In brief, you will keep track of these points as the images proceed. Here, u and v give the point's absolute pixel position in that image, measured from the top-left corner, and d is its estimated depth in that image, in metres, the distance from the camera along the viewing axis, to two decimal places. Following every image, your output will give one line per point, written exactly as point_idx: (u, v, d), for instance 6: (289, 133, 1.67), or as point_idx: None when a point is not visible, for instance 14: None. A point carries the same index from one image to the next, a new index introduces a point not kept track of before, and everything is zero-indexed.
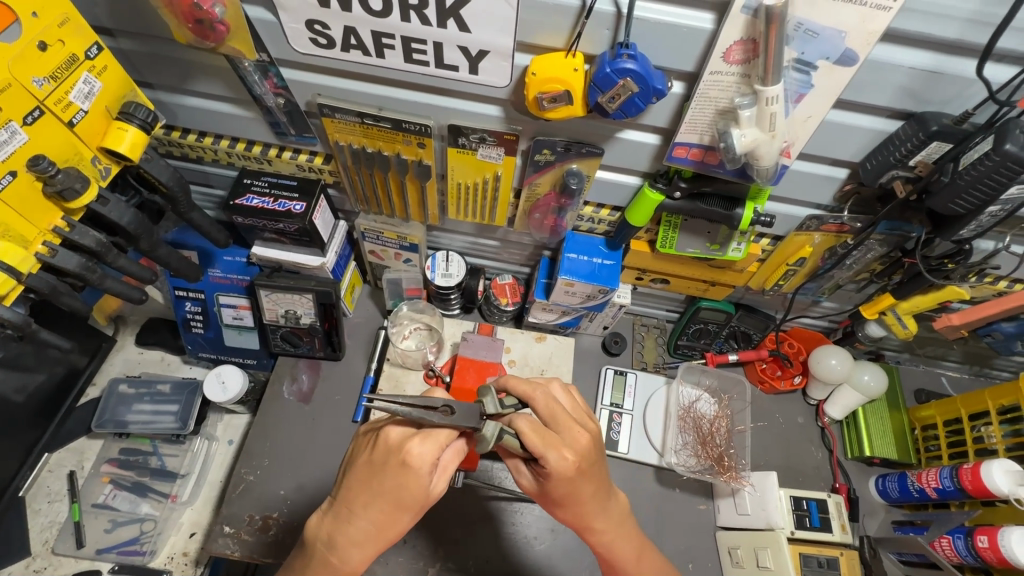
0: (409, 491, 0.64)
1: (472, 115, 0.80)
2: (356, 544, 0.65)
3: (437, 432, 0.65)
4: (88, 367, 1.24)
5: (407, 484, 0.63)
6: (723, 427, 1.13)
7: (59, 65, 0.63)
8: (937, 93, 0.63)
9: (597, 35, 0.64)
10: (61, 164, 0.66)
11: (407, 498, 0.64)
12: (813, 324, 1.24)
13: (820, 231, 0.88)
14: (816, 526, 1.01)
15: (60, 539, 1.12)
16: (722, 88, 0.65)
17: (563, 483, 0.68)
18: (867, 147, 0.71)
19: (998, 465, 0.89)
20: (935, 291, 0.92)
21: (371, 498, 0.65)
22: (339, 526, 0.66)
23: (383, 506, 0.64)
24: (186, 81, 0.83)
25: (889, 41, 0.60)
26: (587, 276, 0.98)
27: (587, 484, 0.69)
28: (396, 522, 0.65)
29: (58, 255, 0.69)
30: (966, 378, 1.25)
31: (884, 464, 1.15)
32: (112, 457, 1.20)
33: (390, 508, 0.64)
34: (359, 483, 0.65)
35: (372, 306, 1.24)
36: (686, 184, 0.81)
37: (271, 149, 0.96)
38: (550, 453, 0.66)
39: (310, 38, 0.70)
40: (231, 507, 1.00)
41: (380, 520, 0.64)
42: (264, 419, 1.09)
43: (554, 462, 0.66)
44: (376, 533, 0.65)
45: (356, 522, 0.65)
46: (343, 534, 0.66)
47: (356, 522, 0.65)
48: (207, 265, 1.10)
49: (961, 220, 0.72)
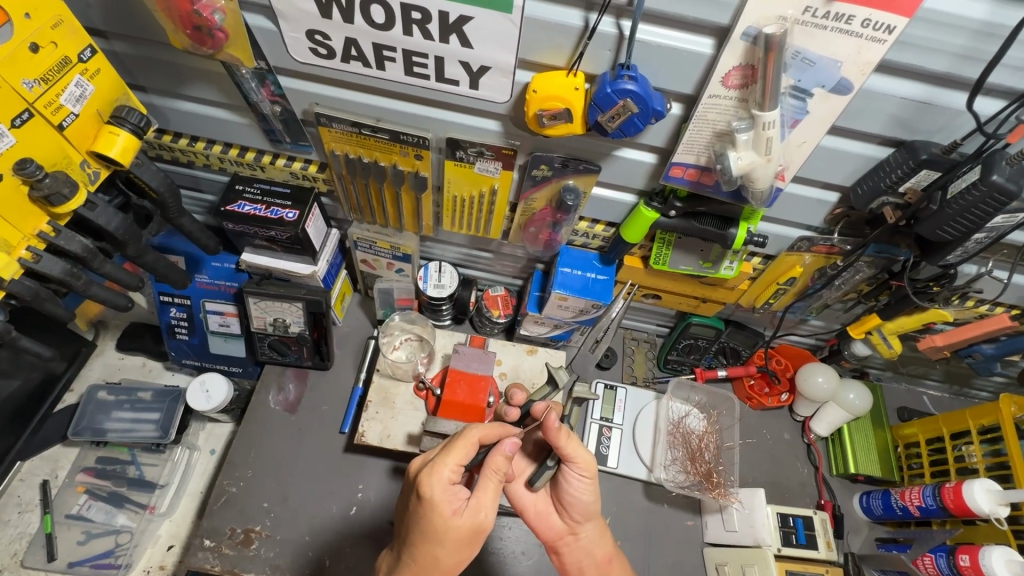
0: (494, 490, 0.75)
1: (471, 129, 0.80)
2: (452, 558, 0.73)
3: (444, 461, 0.72)
4: (66, 373, 1.21)
5: (494, 483, 0.75)
6: (711, 443, 1.13)
7: (51, 68, 0.62)
8: (927, 122, 0.64)
9: (598, 56, 0.65)
10: (49, 168, 0.65)
11: (493, 498, 0.75)
12: (800, 341, 1.25)
13: (811, 251, 0.90)
14: (802, 543, 1.01)
15: (31, 551, 1.08)
16: (720, 111, 0.66)
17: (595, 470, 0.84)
18: (858, 172, 0.73)
19: (979, 484, 0.91)
20: (919, 313, 0.93)
21: (459, 510, 0.73)
22: (428, 548, 0.73)
23: (472, 513, 0.73)
24: (180, 86, 0.82)
25: (882, 71, 0.61)
26: (580, 290, 0.99)
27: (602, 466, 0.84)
28: (433, 556, 0.73)
29: (42, 261, 0.67)
30: (947, 397, 1.27)
31: (868, 481, 1.16)
32: (88, 466, 1.16)
33: (423, 544, 0.73)
34: (439, 509, 0.71)
35: (361, 315, 1.23)
36: (681, 204, 0.81)
37: (264, 156, 0.95)
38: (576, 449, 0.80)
39: (310, 48, 0.70)
40: (212, 519, 0.97)
41: (474, 525, 0.73)
42: (249, 429, 1.06)
43: (581, 455, 0.80)
44: (418, 563, 0.74)
45: (447, 540, 0.72)
46: (438, 552, 0.73)
47: (448, 539, 0.72)
48: (195, 271, 1.08)
49: (948, 246, 0.74)
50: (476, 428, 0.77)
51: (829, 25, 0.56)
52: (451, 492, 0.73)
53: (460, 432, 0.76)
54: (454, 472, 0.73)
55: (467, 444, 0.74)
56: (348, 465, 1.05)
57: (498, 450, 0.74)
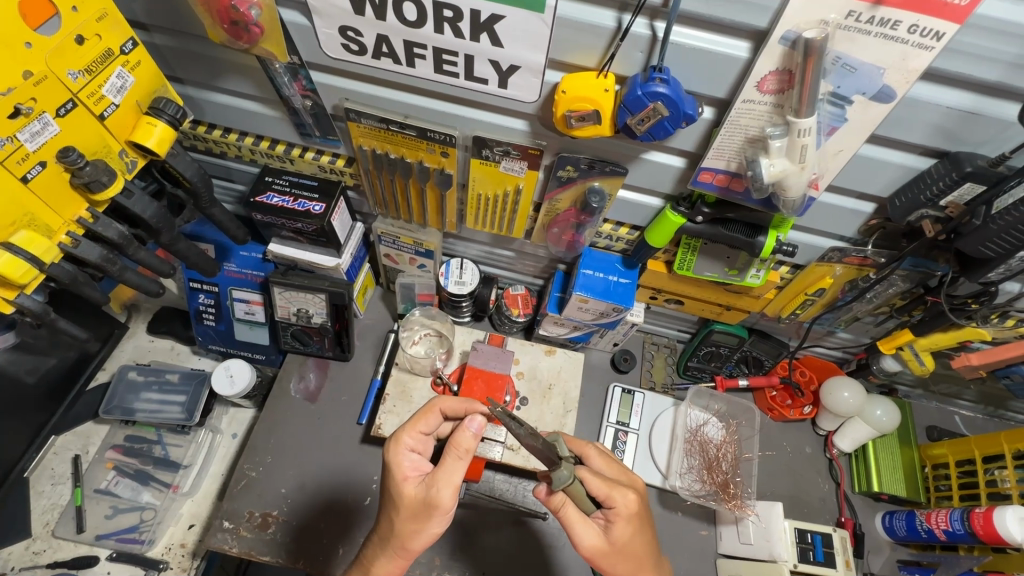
0: (449, 466, 0.71)
1: (499, 128, 0.79)
2: (406, 529, 0.74)
3: (405, 428, 0.78)
4: (99, 352, 1.25)
5: (452, 458, 0.71)
6: (729, 453, 1.11)
7: (95, 59, 0.64)
8: (973, 133, 0.61)
9: (630, 57, 0.64)
10: (90, 156, 0.67)
11: (448, 475, 0.71)
12: (826, 354, 1.22)
13: (842, 262, 0.87)
14: (820, 561, 0.98)
15: (61, 522, 1.12)
16: (753, 116, 0.64)
17: (616, 550, 0.74)
18: (896, 183, 0.71)
19: (1012, 512, 0.87)
20: (955, 330, 0.89)
21: (413, 479, 0.74)
22: (389, 512, 0.76)
23: (425, 485, 0.72)
24: (215, 78, 0.83)
25: (928, 80, 0.59)
26: (602, 293, 0.98)
27: (627, 531, 0.75)
28: (392, 520, 0.75)
29: (81, 246, 0.69)
30: (980, 419, 1.22)
31: (892, 500, 1.13)
32: (116, 444, 1.20)
33: (384, 506, 0.77)
34: (393, 474, 0.75)
35: (383, 308, 1.24)
36: (708, 210, 0.80)
37: (294, 149, 0.96)
38: (578, 528, 0.74)
39: (342, 44, 0.71)
40: (232, 502, 1.00)
41: (426, 497, 0.72)
42: (270, 414, 1.09)
43: (584, 534, 0.74)
44: (382, 531, 0.77)
45: (400, 506, 0.74)
46: (394, 518, 0.75)
47: (403, 505, 0.74)
48: (223, 259, 1.10)
49: (989, 264, 0.71)
50: (442, 400, 0.82)
51: (874, 30, 0.54)
52: (409, 460, 0.76)
53: (426, 403, 0.82)
54: (414, 439, 0.77)
55: (428, 413, 0.79)
56: (364, 456, 1.07)
57: (459, 428, 0.71)
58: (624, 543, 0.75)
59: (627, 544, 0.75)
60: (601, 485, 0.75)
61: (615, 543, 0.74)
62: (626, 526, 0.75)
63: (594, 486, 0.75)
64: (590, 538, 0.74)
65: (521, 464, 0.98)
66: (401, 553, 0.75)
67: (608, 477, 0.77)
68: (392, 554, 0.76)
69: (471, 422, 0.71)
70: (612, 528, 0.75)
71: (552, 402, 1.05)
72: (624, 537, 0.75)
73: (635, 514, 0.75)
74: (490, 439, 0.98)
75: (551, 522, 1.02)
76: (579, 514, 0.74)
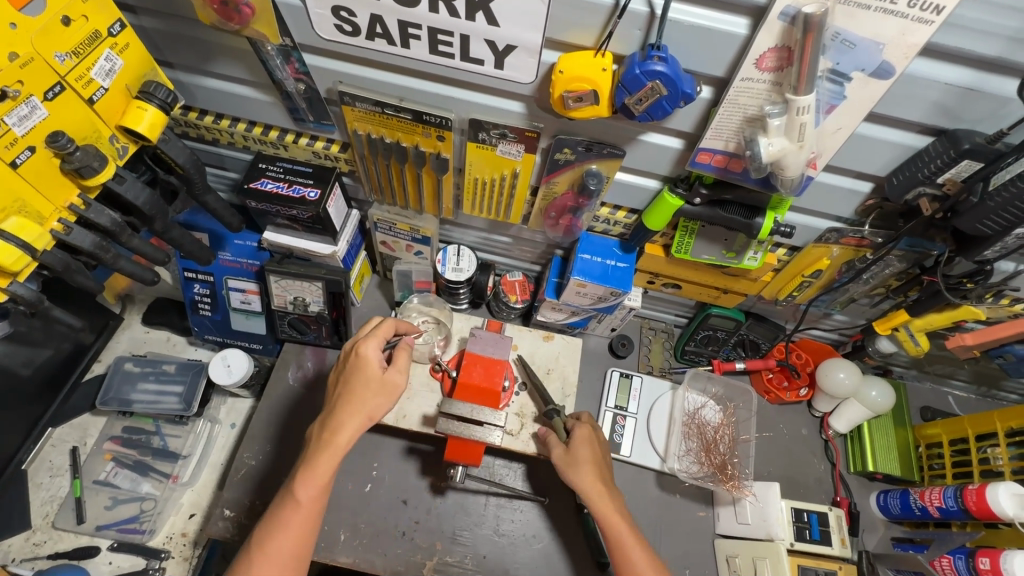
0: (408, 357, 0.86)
1: (494, 110, 0.79)
2: (376, 404, 0.81)
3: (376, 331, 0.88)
4: (94, 344, 1.25)
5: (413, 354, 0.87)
6: (727, 435, 1.12)
7: (82, 41, 0.62)
8: (970, 110, 0.62)
9: (627, 35, 0.63)
10: (80, 141, 0.66)
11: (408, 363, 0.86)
12: (822, 337, 1.23)
13: (839, 244, 0.87)
14: (816, 539, 1.00)
15: (61, 514, 1.12)
16: (752, 95, 0.64)
17: (574, 462, 0.86)
18: (894, 162, 0.70)
19: (1004, 488, 0.88)
20: (950, 310, 0.90)
21: (385, 367, 0.84)
22: (356, 393, 0.82)
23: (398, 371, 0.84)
24: (206, 62, 0.82)
25: (927, 56, 0.59)
26: (600, 277, 0.98)
27: (586, 448, 0.87)
28: (362, 398, 0.81)
29: (73, 233, 0.68)
30: (973, 399, 1.24)
31: (886, 480, 1.14)
32: (114, 435, 1.20)
33: (355, 388, 0.82)
34: (370, 359, 0.83)
35: (380, 296, 1.24)
36: (707, 191, 0.80)
37: (287, 134, 0.95)
38: (546, 443, 0.90)
39: (335, 25, 0.69)
40: (233, 491, 1.00)
41: (393, 376, 0.83)
42: (268, 403, 1.09)
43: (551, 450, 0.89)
44: (346, 411, 0.81)
45: (372, 382, 0.82)
46: (365, 395, 0.81)
47: (374, 383, 0.82)
48: (218, 248, 1.09)
49: (987, 241, 0.71)
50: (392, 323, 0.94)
51: (874, 5, 0.53)
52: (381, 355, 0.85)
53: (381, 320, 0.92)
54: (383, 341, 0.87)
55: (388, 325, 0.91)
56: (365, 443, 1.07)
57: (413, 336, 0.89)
58: (579, 457, 0.86)
59: (582, 459, 0.86)
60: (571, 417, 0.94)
61: (576, 456, 0.86)
62: (586, 445, 0.87)
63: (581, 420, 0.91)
64: (554, 451, 0.88)
65: (521, 449, 0.98)
66: (365, 424, 0.80)
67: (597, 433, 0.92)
68: (355, 426, 0.80)
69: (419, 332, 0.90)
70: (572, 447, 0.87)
71: (551, 386, 1.05)
72: (581, 453, 0.86)
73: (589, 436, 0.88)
74: (490, 424, 0.89)
75: (551, 505, 1.02)
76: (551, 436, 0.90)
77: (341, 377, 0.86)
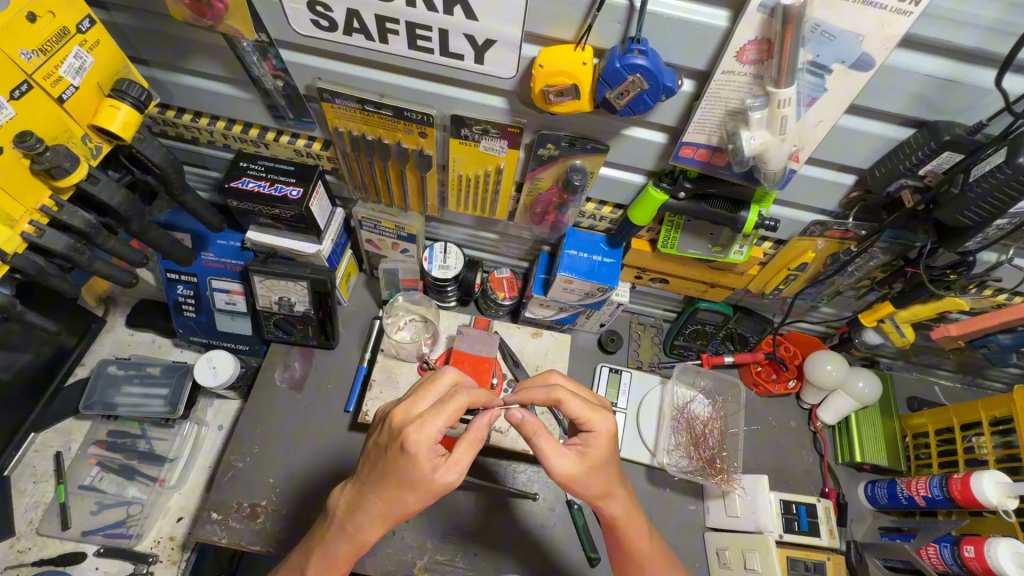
0: (465, 452, 0.69)
1: (477, 106, 0.78)
2: (416, 504, 0.69)
3: (435, 415, 0.67)
4: (77, 348, 1.23)
5: (473, 449, 0.70)
6: (716, 429, 1.13)
7: (49, 38, 0.61)
8: (950, 101, 0.62)
9: (607, 28, 0.62)
10: (49, 141, 0.64)
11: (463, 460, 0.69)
12: (810, 329, 1.24)
13: (824, 236, 0.87)
14: (804, 530, 1.01)
15: (46, 520, 1.11)
16: (734, 87, 0.64)
17: (591, 471, 0.73)
18: (876, 154, 0.70)
19: (988, 476, 0.89)
20: (935, 301, 0.91)
21: (437, 465, 0.68)
22: (398, 489, 0.69)
23: (451, 471, 0.68)
24: (182, 59, 0.80)
25: (906, 46, 0.58)
26: (587, 273, 0.97)
27: (605, 449, 0.75)
28: (403, 498, 0.69)
29: (46, 236, 0.67)
30: (959, 388, 1.25)
31: (874, 470, 1.15)
32: (99, 439, 1.18)
33: (396, 486, 0.69)
34: (420, 463, 0.66)
35: (367, 295, 1.23)
36: (691, 185, 0.79)
37: (268, 132, 0.93)
38: (556, 457, 0.72)
39: (311, 20, 0.68)
40: (219, 493, 0.99)
41: (447, 482, 0.68)
42: (255, 404, 1.08)
43: (560, 462, 0.72)
44: (382, 508, 0.71)
45: (420, 487, 0.68)
46: (406, 495, 0.69)
47: (420, 486, 0.68)
48: (200, 248, 1.08)
49: (967, 233, 0.72)
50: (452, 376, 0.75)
51: None
52: (433, 448, 0.67)
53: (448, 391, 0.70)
54: (441, 429, 0.67)
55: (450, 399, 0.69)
56: (353, 443, 1.06)
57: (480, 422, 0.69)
58: (598, 463, 0.74)
59: (603, 464, 0.74)
60: (583, 408, 0.75)
61: (591, 462, 0.74)
62: (603, 447, 0.75)
63: (535, 395, 0.78)
64: (565, 464, 0.72)
65: (510, 446, 0.98)
66: (395, 521, 0.72)
67: (588, 401, 0.77)
68: (384, 522, 0.72)
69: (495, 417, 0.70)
70: (588, 451, 0.74)
71: None
72: (601, 456, 0.74)
73: (609, 435, 0.75)
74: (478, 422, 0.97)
75: (541, 502, 1.02)
76: (554, 444, 0.72)
77: (382, 452, 0.71)
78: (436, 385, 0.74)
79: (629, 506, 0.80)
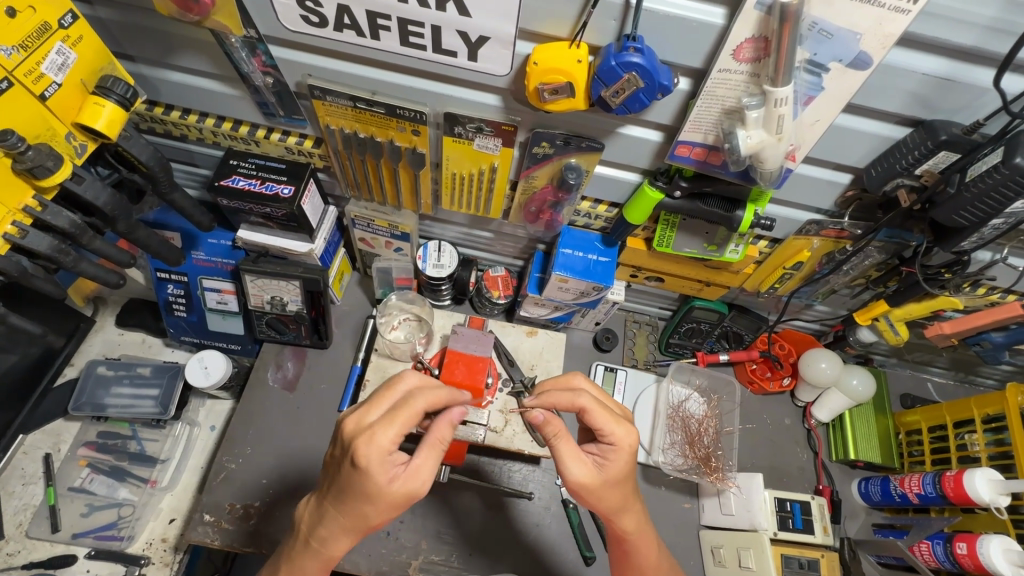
0: (427, 459, 0.68)
1: (470, 103, 0.77)
2: (379, 518, 0.68)
3: (386, 427, 0.64)
4: (65, 348, 1.21)
5: (434, 454, 0.68)
6: (711, 428, 1.12)
7: (29, 34, 0.59)
8: (948, 100, 0.61)
9: (602, 26, 0.61)
10: (32, 140, 0.63)
11: (425, 467, 0.68)
12: (805, 327, 1.24)
13: (819, 235, 0.87)
14: (799, 527, 1.02)
15: (35, 522, 1.09)
16: (730, 86, 0.63)
17: (606, 484, 0.72)
18: (873, 153, 0.70)
19: (980, 474, 0.89)
20: (928, 300, 0.91)
21: (393, 478, 0.66)
22: (356, 503, 0.67)
23: (408, 481, 0.66)
24: (169, 55, 0.79)
25: (905, 45, 0.58)
26: (582, 272, 0.97)
27: (622, 463, 0.73)
28: (363, 513, 0.68)
29: (29, 237, 0.65)
30: (951, 385, 1.26)
31: (867, 467, 1.15)
32: (89, 440, 1.17)
33: (353, 501, 0.67)
34: (374, 477, 0.64)
35: (361, 294, 1.22)
36: (687, 184, 0.79)
37: (258, 130, 0.92)
38: (571, 463, 0.71)
39: (301, 15, 0.67)
40: (211, 495, 0.98)
41: (407, 492, 0.66)
42: (247, 405, 1.07)
43: (575, 468, 0.71)
44: (345, 522, 0.70)
45: (378, 501, 0.66)
46: (366, 510, 0.67)
47: (378, 500, 0.66)
48: (190, 247, 1.06)
49: (963, 232, 0.71)
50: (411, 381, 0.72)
51: None
52: (387, 459, 0.65)
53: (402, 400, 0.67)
54: (393, 441, 0.65)
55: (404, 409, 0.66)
56: None
57: (446, 419, 0.68)
58: (614, 478, 0.72)
59: (619, 480, 0.72)
60: (607, 417, 0.72)
61: (609, 475, 0.72)
62: (622, 462, 0.73)
63: (557, 399, 0.75)
64: (579, 473, 0.71)
65: (505, 446, 0.97)
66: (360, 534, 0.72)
67: (612, 411, 0.74)
68: (352, 535, 0.71)
69: (457, 414, 0.69)
70: (607, 463, 0.72)
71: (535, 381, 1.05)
72: (619, 471, 0.72)
73: (629, 448, 0.73)
74: (473, 422, 0.96)
75: (536, 501, 1.02)
76: (573, 450, 0.72)
77: (338, 466, 0.69)
78: (392, 392, 0.71)
79: (640, 522, 0.78)
